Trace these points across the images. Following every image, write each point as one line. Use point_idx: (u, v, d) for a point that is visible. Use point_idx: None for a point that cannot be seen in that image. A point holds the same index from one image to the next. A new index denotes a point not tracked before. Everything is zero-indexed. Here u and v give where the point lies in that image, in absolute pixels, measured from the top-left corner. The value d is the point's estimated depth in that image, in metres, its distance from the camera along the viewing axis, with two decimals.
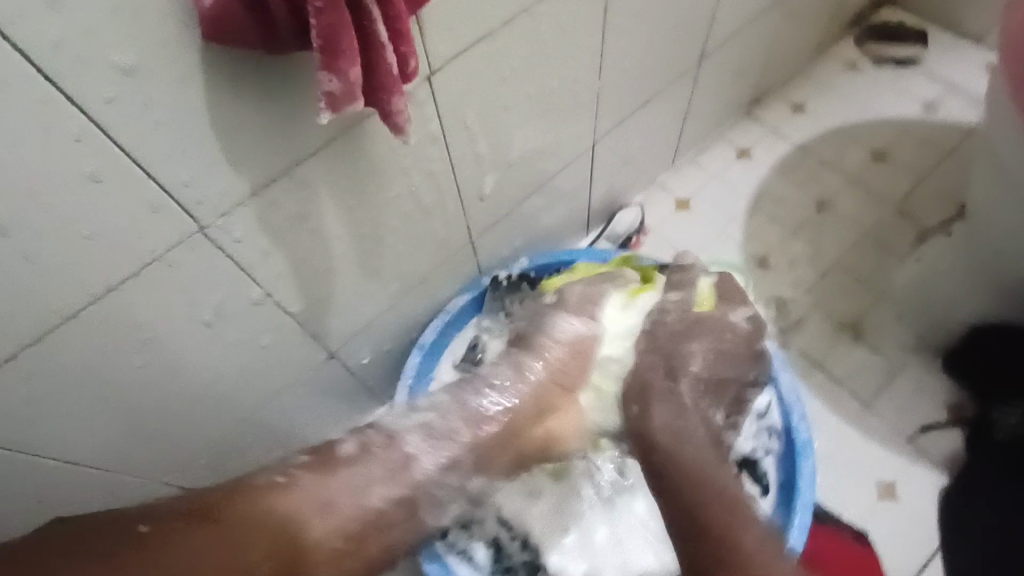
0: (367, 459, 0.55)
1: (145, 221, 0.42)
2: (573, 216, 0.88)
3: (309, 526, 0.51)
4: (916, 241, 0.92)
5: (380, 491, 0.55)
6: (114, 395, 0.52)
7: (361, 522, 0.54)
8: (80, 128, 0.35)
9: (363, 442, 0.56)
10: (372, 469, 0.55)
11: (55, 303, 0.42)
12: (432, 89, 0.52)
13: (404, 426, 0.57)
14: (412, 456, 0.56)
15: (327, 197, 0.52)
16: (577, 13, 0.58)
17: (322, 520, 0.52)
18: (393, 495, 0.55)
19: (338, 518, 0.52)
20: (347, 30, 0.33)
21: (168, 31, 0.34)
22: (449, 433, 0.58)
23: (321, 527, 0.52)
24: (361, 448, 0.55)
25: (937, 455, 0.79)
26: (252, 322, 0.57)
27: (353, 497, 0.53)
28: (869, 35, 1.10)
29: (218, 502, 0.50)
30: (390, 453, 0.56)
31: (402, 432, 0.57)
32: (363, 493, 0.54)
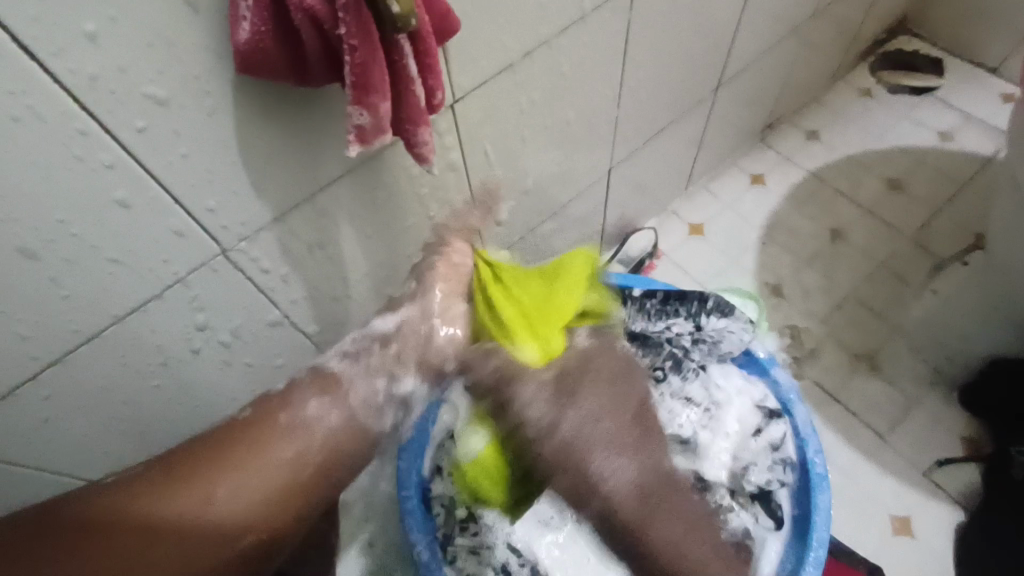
0: (296, 417, 0.49)
1: (167, 245, 0.42)
2: (585, 240, 0.89)
3: (250, 500, 0.45)
4: (930, 271, 0.92)
5: (315, 410, 0.50)
6: (128, 413, 0.52)
7: (306, 485, 0.48)
8: (110, 156, 0.36)
9: (293, 380, 0.53)
10: (302, 421, 0.49)
11: (75, 326, 0.42)
12: (455, 118, 0.52)
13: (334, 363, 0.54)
14: (345, 382, 0.53)
15: (348, 222, 0.52)
16: (598, 44, 0.58)
17: (277, 472, 0.46)
18: (327, 450, 0.49)
19: (281, 488, 0.46)
20: (379, 67, 0.33)
21: (201, 64, 0.35)
22: (363, 352, 0.55)
23: (261, 492, 0.45)
24: (291, 388, 0.52)
25: (954, 491, 0.78)
26: (268, 344, 0.57)
27: (288, 462, 0.47)
28: (883, 65, 1.11)
29: (154, 484, 0.43)
30: (326, 383, 0.53)
31: (327, 367, 0.54)
32: (297, 457, 0.48)
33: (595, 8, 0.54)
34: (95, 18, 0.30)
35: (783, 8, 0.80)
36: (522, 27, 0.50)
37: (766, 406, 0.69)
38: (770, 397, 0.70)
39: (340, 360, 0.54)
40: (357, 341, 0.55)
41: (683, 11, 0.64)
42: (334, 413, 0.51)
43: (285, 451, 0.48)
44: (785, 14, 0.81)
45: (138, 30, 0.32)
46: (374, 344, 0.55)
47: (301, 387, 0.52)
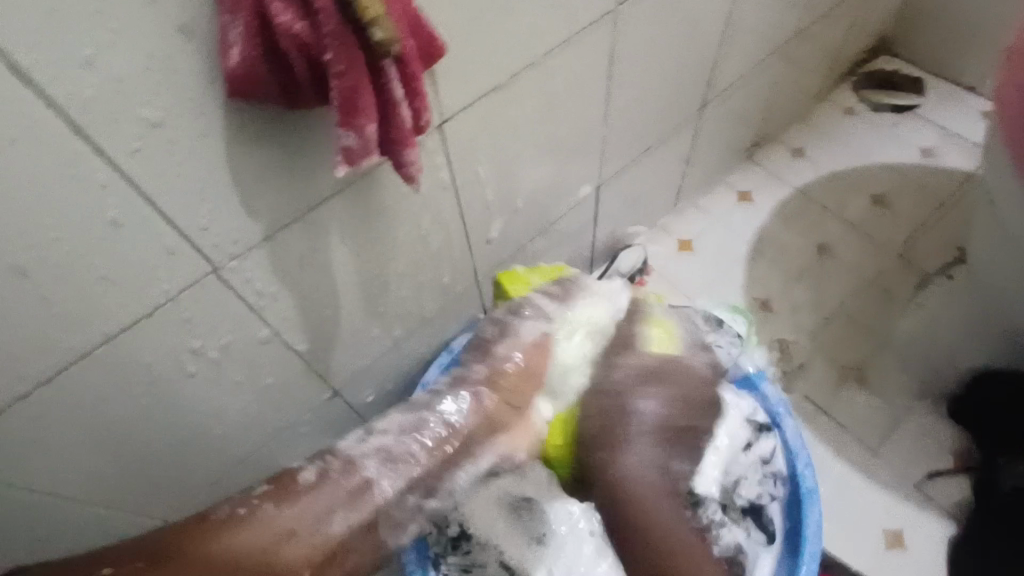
0: (323, 514, 0.57)
1: (159, 263, 0.43)
2: (576, 256, 0.90)
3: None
4: (917, 286, 0.93)
5: (340, 519, 0.58)
6: (118, 432, 0.52)
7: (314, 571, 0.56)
8: (104, 178, 0.36)
9: (322, 469, 0.59)
10: (327, 523, 0.57)
11: (66, 343, 0.43)
12: (444, 139, 0.53)
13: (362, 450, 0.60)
14: (371, 481, 0.59)
15: (339, 241, 0.53)
16: (584, 66, 0.60)
17: (294, 554, 0.55)
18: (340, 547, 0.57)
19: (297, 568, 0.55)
20: (364, 90, 0.34)
21: (194, 87, 0.36)
22: (403, 455, 0.60)
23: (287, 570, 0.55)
24: (319, 475, 0.59)
25: (945, 504, 0.78)
26: (260, 361, 0.58)
27: (309, 545, 0.56)
28: (866, 84, 1.14)
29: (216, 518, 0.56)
30: (345, 477, 0.59)
31: (362, 456, 0.60)
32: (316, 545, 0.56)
33: (579, 31, 0.56)
34: (91, 43, 0.31)
35: (766, 31, 0.82)
36: (508, 50, 0.51)
37: (755, 419, 0.68)
38: (759, 410, 0.69)
39: (376, 453, 0.60)
40: (389, 438, 0.61)
41: (667, 34, 0.66)
42: (354, 519, 0.58)
43: (298, 538, 0.56)
44: (768, 37, 0.83)
45: (133, 54, 0.33)
46: (410, 444, 0.61)
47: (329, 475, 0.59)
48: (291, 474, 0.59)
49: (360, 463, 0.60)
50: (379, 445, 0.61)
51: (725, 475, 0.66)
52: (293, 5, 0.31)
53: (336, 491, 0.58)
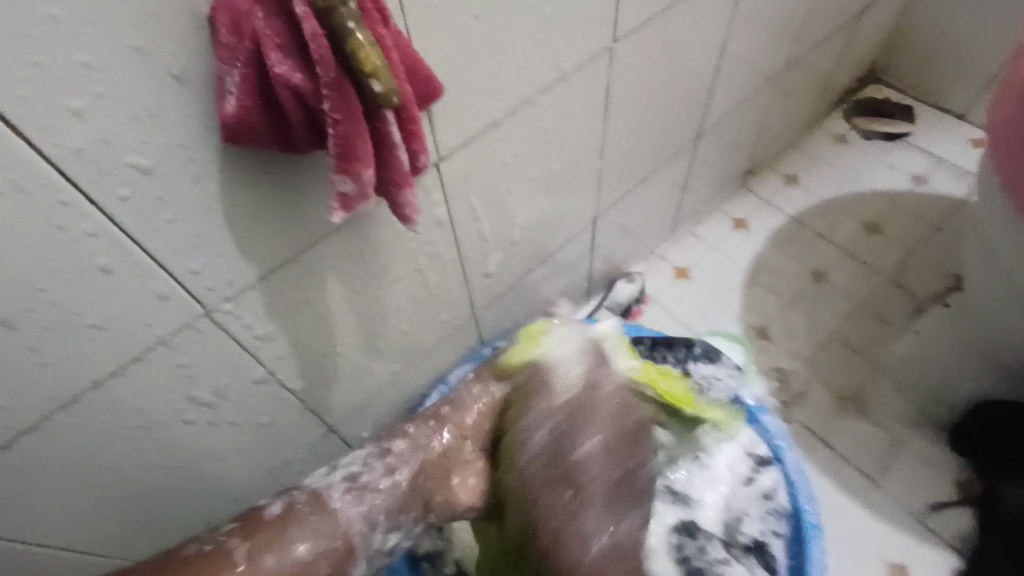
0: (285, 545, 0.51)
1: (150, 308, 0.42)
2: (573, 286, 0.89)
3: None
4: (913, 313, 0.93)
5: (304, 547, 0.51)
6: (105, 478, 0.51)
7: None
8: (94, 226, 0.36)
9: (288, 503, 0.54)
10: (291, 551, 0.51)
11: (54, 392, 0.42)
12: (440, 176, 0.53)
13: (326, 483, 0.56)
14: (336, 514, 0.54)
15: (335, 280, 0.53)
16: (579, 101, 0.60)
17: None
18: None
19: None
20: (362, 137, 0.34)
21: (187, 133, 0.35)
22: (368, 485, 0.56)
23: None
24: (286, 510, 0.53)
25: (949, 536, 0.77)
26: (253, 401, 0.57)
27: None
28: (856, 112, 1.16)
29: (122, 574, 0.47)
30: (316, 515, 0.53)
31: (328, 488, 0.55)
32: None
33: (573, 68, 0.56)
34: (82, 94, 0.31)
35: (757, 63, 0.83)
36: (504, 88, 0.51)
37: (755, 453, 0.70)
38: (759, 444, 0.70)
39: (342, 482, 0.56)
40: (357, 464, 0.58)
41: (661, 68, 0.67)
42: (322, 546, 0.52)
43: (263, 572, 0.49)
44: (760, 68, 0.84)
45: (126, 103, 0.32)
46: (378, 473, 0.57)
47: (299, 511, 0.53)
48: (257, 511, 0.53)
49: (327, 496, 0.55)
50: (342, 475, 0.57)
51: (726, 510, 0.68)
52: (291, 55, 0.31)
53: (305, 530, 0.52)
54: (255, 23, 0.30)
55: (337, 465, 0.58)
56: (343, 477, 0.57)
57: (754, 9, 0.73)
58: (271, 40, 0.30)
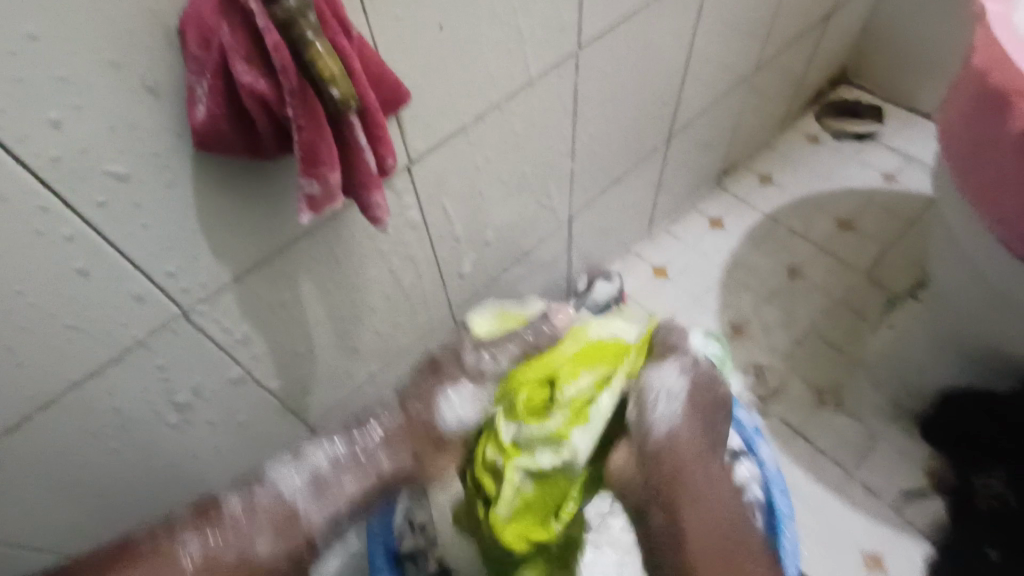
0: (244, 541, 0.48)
1: (128, 310, 0.43)
2: (551, 285, 0.91)
3: None
4: (884, 306, 0.95)
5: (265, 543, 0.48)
6: (86, 479, 0.52)
7: None
8: (70, 230, 0.37)
9: (249, 501, 0.50)
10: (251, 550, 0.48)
11: (33, 393, 0.43)
12: (412, 179, 0.55)
13: (291, 476, 0.52)
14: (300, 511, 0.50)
15: (310, 281, 0.54)
16: (549, 105, 0.62)
17: None
18: None
19: None
20: (326, 142, 0.36)
21: (161, 140, 0.37)
22: (331, 481, 0.52)
23: None
24: (246, 510, 0.49)
25: (920, 523, 0.79)
26: (233, 401, 0.58)
27: None
28: (827, 112, 1.19)
29: None
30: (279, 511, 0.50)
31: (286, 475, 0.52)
32: None
33: (541, 73, 0.58)
34: (59, 106, 0.32)
35: (727, 64, 0.85)
36: (471, 93, 0.53)
37: (731, 445, 0.71)
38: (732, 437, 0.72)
39: (305, 481, 0.52)
40: (334, 449, 0.54)
41: (629, 72, 0.69)
42: (283, 541, 0.49)
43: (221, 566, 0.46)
44: (728, 71, 0.87)
45: (100, 112, 0.34)
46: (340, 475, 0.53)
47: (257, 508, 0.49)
48: (218, 506, 0.49)
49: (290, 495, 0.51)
50: (306, 469, 0.52)
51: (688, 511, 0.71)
52: (254, 65, 0.33)
53: (264, 522, 0.49)
54: (220, 35, 0.32)
55: (300, 453, 0.53)
56: (306, 470, 0.52)
57: (719, 13, 0.75)
58: (235, 51, 0.32)
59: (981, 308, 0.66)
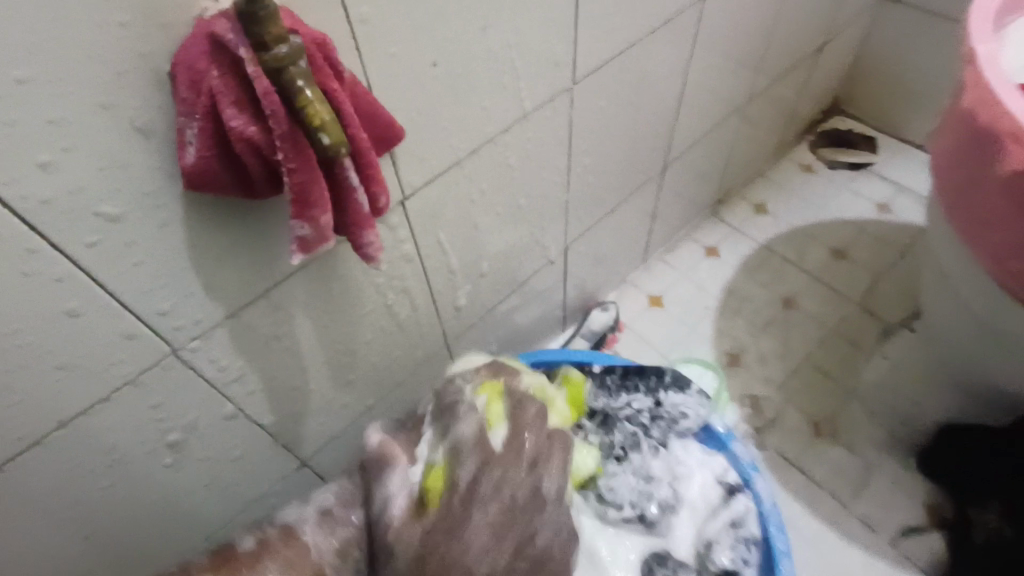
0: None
1: (117, 348, 0.43)
2: (547, 315, 0.91)
3: None
4: (880, 336, 0.95)
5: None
6: (72, 522, 0.50)
7: None
8: (60, 270, 0.37)
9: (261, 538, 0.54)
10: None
11: (18, 435, 0.42)
12: (406, 213, 0.55)
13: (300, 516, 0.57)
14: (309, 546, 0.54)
15: (303, 316, 0.54)
16: (544, 139, 0.63)
17: None
18: None
19: None
20: (317, 185, 0.35)
21: (154, 181, 0.37)
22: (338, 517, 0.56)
23: None
24: (258, 543, 0.54)
25: (921, 559, 0.78)
26: (223, 438, 0.57)
27: None
28: (820, 142, 1.20)
29: None
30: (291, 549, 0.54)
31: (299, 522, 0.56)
32: None
33: (535, 108, 0.59)
34: (50, 149, 0.32)
35: (719, 96, 0.86)
36: (466, 129, 0.53)
37: (726, 480, 0.70)
38: (729, 470, 0.70)
39: (316, 515, 0.57)
40: (327, 499, 0.58)
41: (623, 105, 0.70)
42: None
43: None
44: (721, 102, 0.88)
45: (93, 153, 0.34)
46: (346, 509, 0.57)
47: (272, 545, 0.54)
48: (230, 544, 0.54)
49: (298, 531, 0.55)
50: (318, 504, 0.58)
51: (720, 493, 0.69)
52: (245, 110, 0.33)
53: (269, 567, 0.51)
54: (210, 81, 0.32)
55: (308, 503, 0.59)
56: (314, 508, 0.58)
57: (710, 48, 0.76)
58: (226, 97, 0.32)
59: (973, 342, 0.66)
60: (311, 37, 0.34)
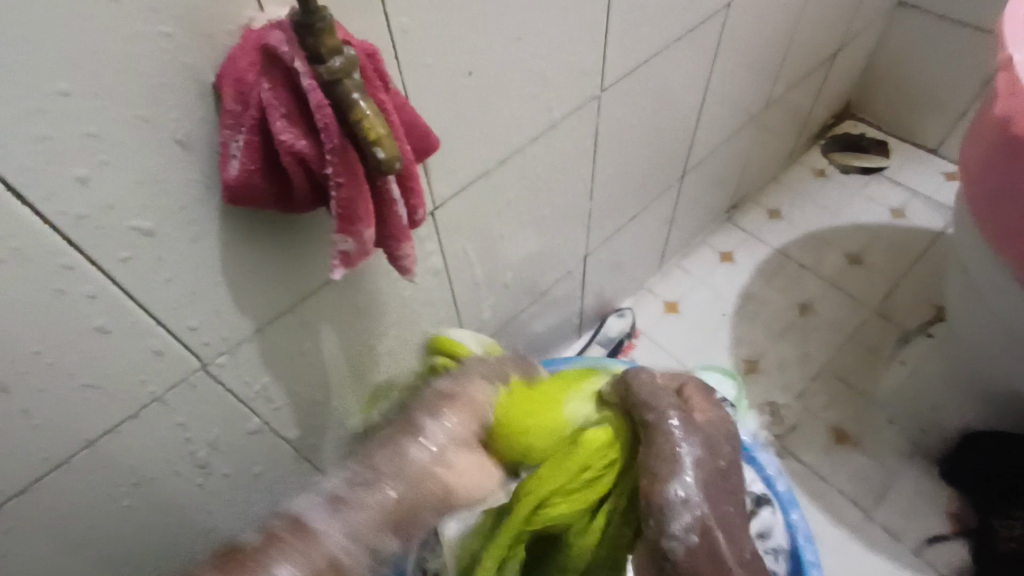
0: None
1: (146, 365, 0.42)
2: (564, 322, 0.90)
3: None
4: (899, 343, 0.95)
5: None
6: (94, 540, 0.49)
7: None
8: (93, 288, 0.35)
9: None
10: None
11: (43, 454, 0.40)
12: (435, 224, 0.54)
13: None
14: None
15: (331, 328, 0.52)
16: (569, 148, 0.62)
17: None
18: None
19: None
20: (364, 200, 0.35)
21: (191, 196, 0.36)
22: None
23: None
24: None
25: (944, 570, 0.78)
26: (247, 453, 0.56)
27: None
28: (832, 147, 1.20)
29: None
30: None
31: None
32: None
33: (563, 118, 0.58)
34: (90, 162, 0.31)
35: (739, 100, 0.85)
36: (495, 137, 0.52)
37: (753, 491, 0.69)
38: (755, 481, 0.70)
39: None
40: None
41: (647, 113, 0.69)
42: None
43: None
44: (739, 109, 0.87)
45: (132, 168, 0.33)
46: None
47: None
48: None
49: None
50: None
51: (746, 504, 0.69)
52: (295, 122, 0.32)
53: None
54: (260, 93, 0.31)
55: None
56: None
57: (733, 54, 0.76)
58: (276, 110, 0.31)
59: (999, 350, 0.65)
60: (362, 48, 0.33)
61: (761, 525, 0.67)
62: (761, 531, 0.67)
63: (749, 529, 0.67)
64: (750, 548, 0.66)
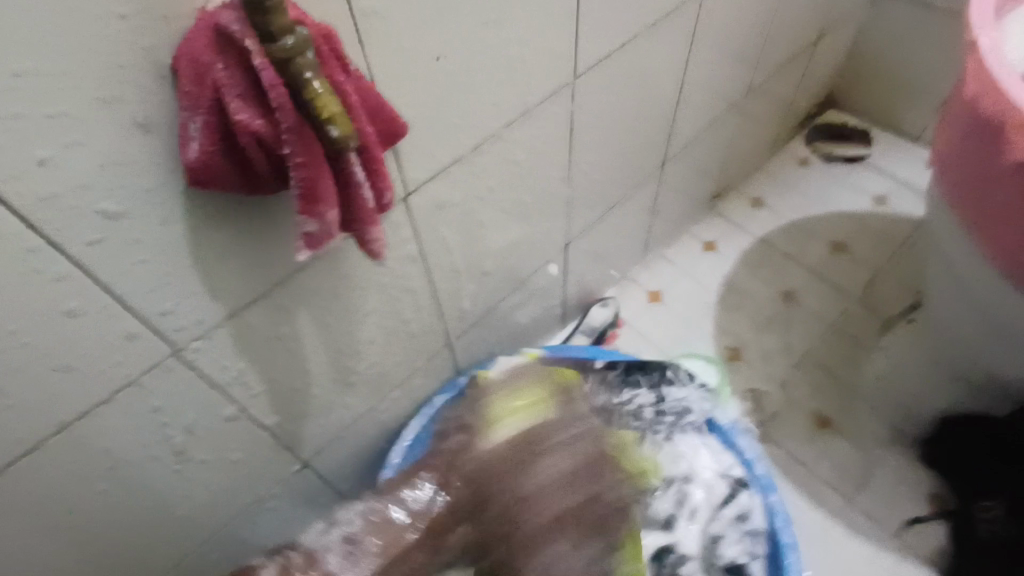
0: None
1: (119, 349, 0.42)
2: (547, 312, 0.91)
3: None
4: (880, 329, 0.95)
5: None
6: (72, 525, 0.49)
7: None
8: (61, 270, 0.36)
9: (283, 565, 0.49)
10: None
11: (17, 437, 0.41)
12: (409, 211, 0.54)
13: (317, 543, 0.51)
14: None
15: (306, 315, 0.53)
16: (545, 134, 0.62)
17: None
18: None
19: None
20: (325, 180, 0.35)
21: (157, 178, 0.36)
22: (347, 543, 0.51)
23: None
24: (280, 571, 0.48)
25: (923, 552, 0.78)
26: (226, 439, 0.56)
27: None
28: (816, 136, 1.20)
29: None
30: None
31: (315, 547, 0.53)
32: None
33: (537, 104, 0.58)
34: (54, 145, 0.31)
35: (719, 89, 0.86)
36: (468, 123, 0.52)
37: (731, 474, 0.69)
38: (734, 464, 0.70)
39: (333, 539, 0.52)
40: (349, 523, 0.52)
41: (624, 100, 0.69)
42: None
43: None
44: (720, 97, 0.88)
45: (96, 151, 0.33)
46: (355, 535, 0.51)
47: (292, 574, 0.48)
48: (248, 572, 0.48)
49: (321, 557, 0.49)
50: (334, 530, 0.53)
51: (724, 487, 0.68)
52: (251, 103, 0.32)
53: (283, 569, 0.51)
54: (216, 74, 0.32)
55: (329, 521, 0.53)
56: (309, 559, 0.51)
57: (711, 42, 0.76)
58: (232, 90, 0.32)
59: (973, 332, 0.66)
60: (318, 29, 0.34)
61: (739, 508, 0.67)
62: (740, 514, 0.67)
63: (728, 512, 0.67)
64: (729, 530, 0.66)
